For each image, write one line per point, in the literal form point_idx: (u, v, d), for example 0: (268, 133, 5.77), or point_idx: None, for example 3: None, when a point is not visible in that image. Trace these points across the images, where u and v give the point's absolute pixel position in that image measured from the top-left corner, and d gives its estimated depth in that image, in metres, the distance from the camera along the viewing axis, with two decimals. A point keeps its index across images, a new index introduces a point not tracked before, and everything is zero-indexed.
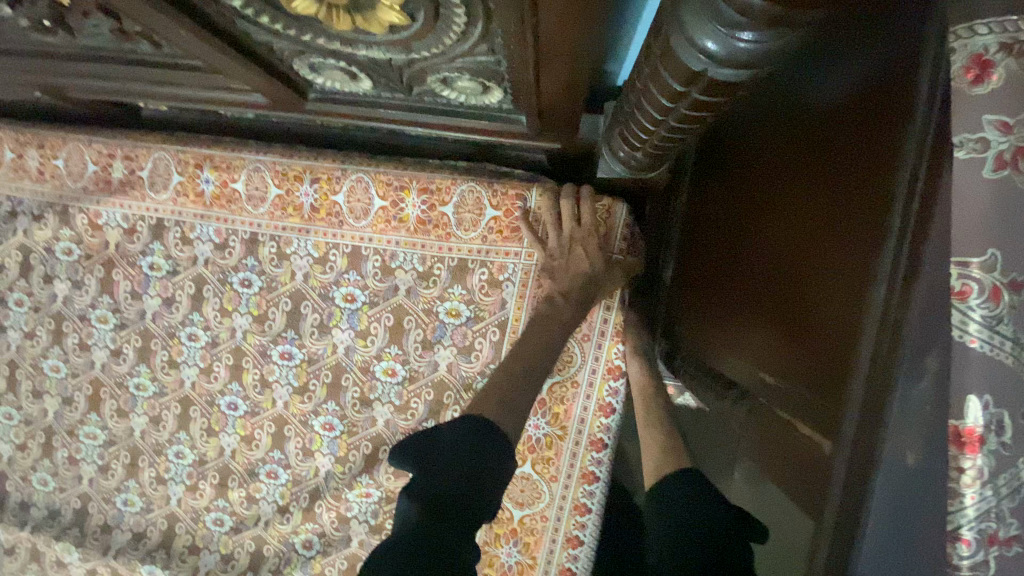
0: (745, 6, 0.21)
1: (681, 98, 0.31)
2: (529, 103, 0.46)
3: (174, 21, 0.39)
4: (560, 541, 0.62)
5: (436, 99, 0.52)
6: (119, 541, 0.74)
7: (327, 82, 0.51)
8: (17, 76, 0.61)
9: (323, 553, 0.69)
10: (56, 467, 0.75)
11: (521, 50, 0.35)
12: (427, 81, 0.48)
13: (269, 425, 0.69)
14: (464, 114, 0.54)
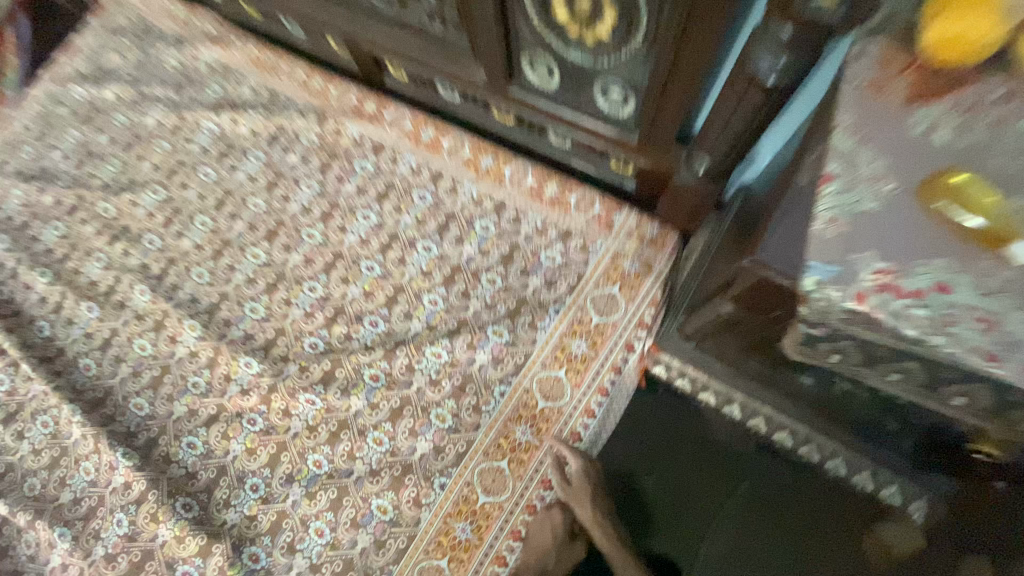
0: (794, 41, 0.49)
1: (746, 105, 0.60)
2: (649, 117, 0.76)
3: (492, 13, 0.73)
4: (567, 431, 0.85)
5: (589, 104, 0.82)
6: (234, 334, 0.95)
7: (531, 75, 0.83)
8: (344, 33, 0.99)
9: (387, 387, 0.89)
10: (216, 268, 0.99)
11: (664, 68, 0.66)
12: (593, 88, 0.78)
13: (389, 289, 0.95)
14: (601, 123, 0.84)
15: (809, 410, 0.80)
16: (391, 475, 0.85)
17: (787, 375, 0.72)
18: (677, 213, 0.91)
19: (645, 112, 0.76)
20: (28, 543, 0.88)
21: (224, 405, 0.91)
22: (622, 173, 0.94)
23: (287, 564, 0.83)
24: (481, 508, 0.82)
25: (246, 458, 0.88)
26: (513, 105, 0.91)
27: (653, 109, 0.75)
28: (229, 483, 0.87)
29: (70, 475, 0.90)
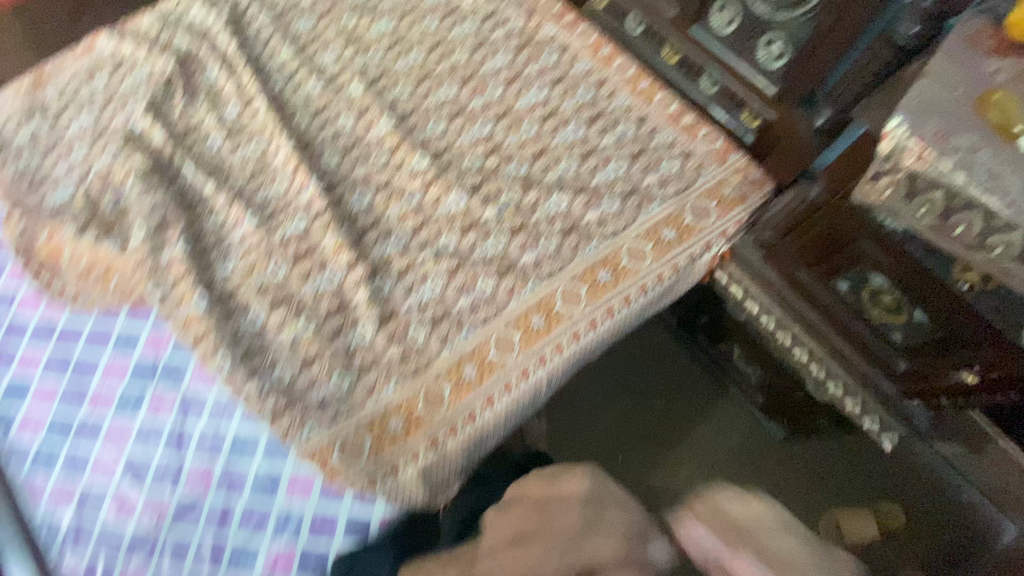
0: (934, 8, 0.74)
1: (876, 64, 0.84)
2: (793, 74, 1.01)
3: None
4: (637, 285, 1.09)
5: (751, 53, 1.08)
6: (415, 136, 1.25)
7: (716, 19, 1.11)
8: None
9: (514, 209, 1.16)
10: (416, 89, 1.30)
11: (825, 26, 0.91)
12: (763, 38, 1.05)
13: (538, 145, 1.21)
14: (753, 72, 1.09)
15: (835, 328, 0.98)
16: (498, 267, 1.12)
17: (824, 286, 0.95)
18: (784, 167, 1.13)
19: (792, 69, 1.01)
20: (218, 216, 1.15)
21: (392, 181, 1.21)
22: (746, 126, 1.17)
23: (404, 297, 1.11)
24: (556, 312, 1.09)
25: (398, 219, 1.17)
26: (684, 44, 1.18)
27: (800, 66, 0.99)
28: (379, 232, 1.16)
29: (265, 185, 1.19)
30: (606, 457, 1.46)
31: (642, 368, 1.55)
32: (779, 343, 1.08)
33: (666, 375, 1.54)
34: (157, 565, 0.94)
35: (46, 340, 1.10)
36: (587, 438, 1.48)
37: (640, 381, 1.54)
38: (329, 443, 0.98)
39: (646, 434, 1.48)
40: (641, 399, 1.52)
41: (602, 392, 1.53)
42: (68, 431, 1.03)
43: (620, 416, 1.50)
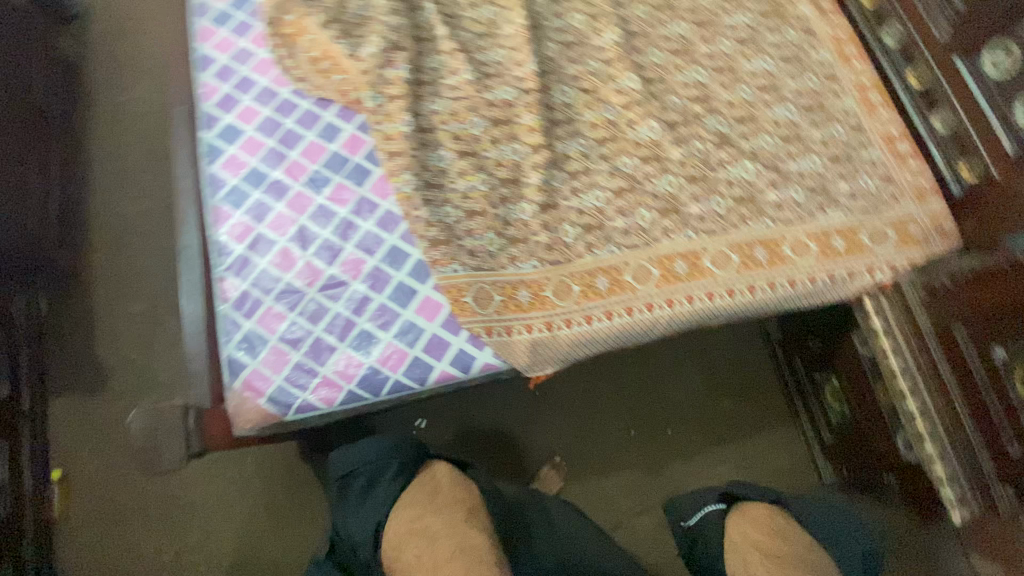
0: None
1: None
2: None
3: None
4: (787, 276, 1.10)
5: (1004, 105, 1.03)
6: (636, 56, 1.26)
7: (986, 58, 1.06)
8: None
9: (702, 160, 1.17)
10: (653, 13, 1.30)
11: None
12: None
13: (747, 112, 1.22)
14: (998, 122, 1.05)
15: (968, 393, 1.00)
16: (663, 206, 1.13)
17: (977, 348, 0.97)
18: (980, 226, 1.10)
19: None
20: (438, 58, 1.22)
21: (598, 89, 1.23)
22: (959, 173, 1.14)
23: (569, 196, 1.14)
24: (701, 266, 1.09)
25: (590, 126, 1.20)
26: (936, 71, 1.15)
27: None
28: (568, 129, 1.19)
29: (486, 48, 1.24)
30: (657, 420, 1.52)
31: (727, 362, 1.58)
32: (893, 385, 1.09)
33: (746, 378, 1.57)
34: (296, 316, 1.06)
35: (265, 102, 1.21)
36: (647, 397, 1.55)
37: (721, 372, 1.57)
38: (466, 286, 1.05)
39: (700, 416, 1.53)
40: (709, 382, 1.56)
41: (683, 368, 1.57)
42: (260, 183, 1.15)
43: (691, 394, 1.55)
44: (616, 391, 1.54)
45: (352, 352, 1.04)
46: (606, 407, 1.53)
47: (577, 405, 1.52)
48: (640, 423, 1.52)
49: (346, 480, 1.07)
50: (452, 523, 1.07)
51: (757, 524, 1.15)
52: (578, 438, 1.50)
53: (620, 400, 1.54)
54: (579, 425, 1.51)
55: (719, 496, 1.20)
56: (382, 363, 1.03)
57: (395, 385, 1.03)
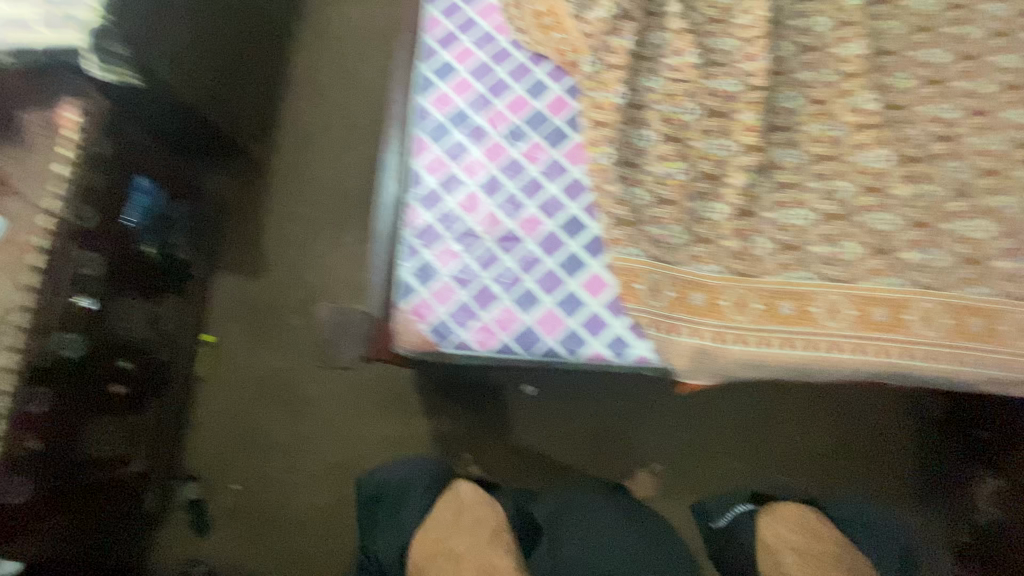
0: None
1: None
2: None
3: None
4: (998, 355, 1.00)
5: None
6: (879, 75, 1.14)
7: None
8: None
9: (929, 205, 1.06)
10: (911, 31, 1.16)
11: None
12: None
13: (996, 163, 1.08)
14: None
15: None
16: (873, 243, 1.05)
17: None
18: None
19: None
20: (665, 35, 1.16)
21: (827, 103, 1.13)
22: None
23: (767, 208, 1.08)
24: (902, 318, 1.01)
25: (810, 139, 1.12)
26: None
27: None
28: (783, 138, 1.12)
29: (717, 34, 1.17)
30: (770, 455, 1.45)
31: (867, 423, 1.46)
32: None
33: (884, 445, 1.45)
34: (469, 258, 1.09)
35: (484, 47, 1.22)
36: (765, 428, 1.47)
37: (857, 432, 1.46)
38: (642, 271, 1.01)
39: (818, 466, 1.44)
40: (838, 433, 1.46)
41: (816, 416, 1.47)
42: (462, 124, 1.17)
43: (815, 447, 1.45)
44: (738, 420, 1.48)
45: (513, 306, 1.04)
46: (722, 433, 1.47)
47: (694, 422, 1.48)
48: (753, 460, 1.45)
49: (374, 503, 1.19)
50: (477, 543, 1.15)
51: (785, 522, 1.21)
52: (686, 452, 1.47)
53: (738, 432, 1.47)
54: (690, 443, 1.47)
55: (746, 499, 1.30)
56: (540, 325, 1.02)
57: (546, 350, 1.02)
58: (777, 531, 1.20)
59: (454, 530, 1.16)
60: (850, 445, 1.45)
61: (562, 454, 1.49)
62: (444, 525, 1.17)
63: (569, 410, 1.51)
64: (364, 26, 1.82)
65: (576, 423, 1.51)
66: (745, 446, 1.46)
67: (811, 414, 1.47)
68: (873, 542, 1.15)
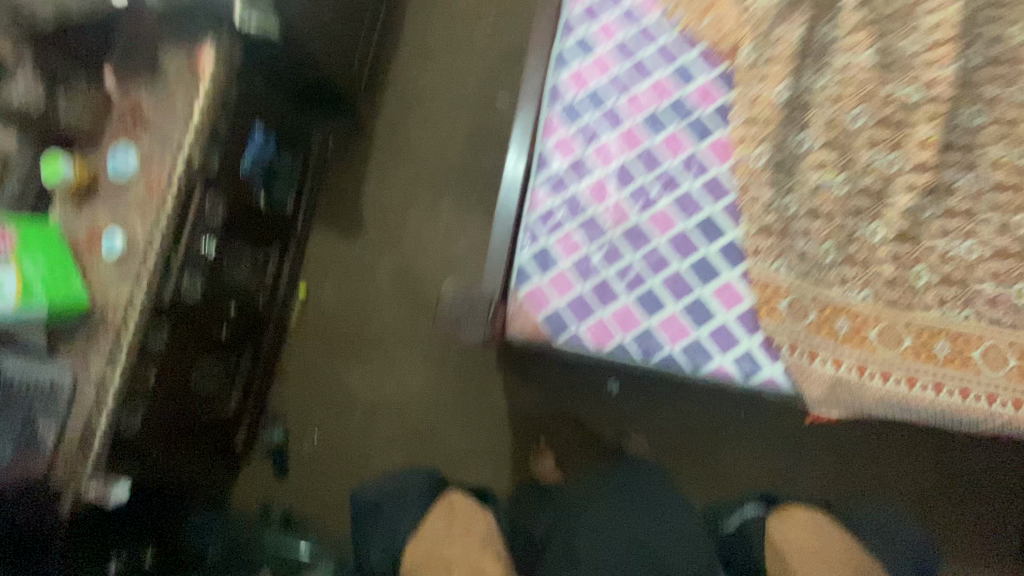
0: None
1: None
2: None
3: None
4: None
5: None
6: None
7: None
8: None
9: None
10: None
11: None
12: None
13: None
14: None
15: None
16: None
17: None
18: None
19: None
20: (837, 26, 1.03)
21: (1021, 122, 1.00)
22: None
23: (932, 234, 0.97)
24: None
25: (992, 161, 0.99)
26: None
27: None
28: (961, 157, 0.99)
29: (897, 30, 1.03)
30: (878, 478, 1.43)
31: (965, 471, 1.43)
32: None
33: (990, 483, 1.43)
34: (592, 249, 1.02)
35: (629, 20, 1.11)
36: (880, 452, 1.44)
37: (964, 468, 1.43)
38: (785, 289, 0.94)
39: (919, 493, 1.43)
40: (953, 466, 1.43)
41: (918, 444, 1.45)
42: (598, 105, 1.09)
43: (908, 486, 1.43)
44: (836, 439, 1.46)
45: (634, 308, 0.98)
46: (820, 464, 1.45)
47: (787, 444, 1.46)
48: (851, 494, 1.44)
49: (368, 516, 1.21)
50: (468, 552, 1.15)
51: (798, 526, 1.20)
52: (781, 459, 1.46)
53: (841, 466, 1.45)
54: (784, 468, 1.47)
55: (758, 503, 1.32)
56: (663, 332, 0.96)
57: (667, 358, 0.96)
58: (784, 534, 1.19)
59: (447, 539, 1.16)
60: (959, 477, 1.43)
61: (657, 442, 1.48)
62: (437, 536, 1.17)
63: (656, 410, 1.49)
64: None
65: (665, 423, 1.49)
66: (838, 475, 1.44)
67: (910, 456, 1.45)
68: (887, 548, 1.18)
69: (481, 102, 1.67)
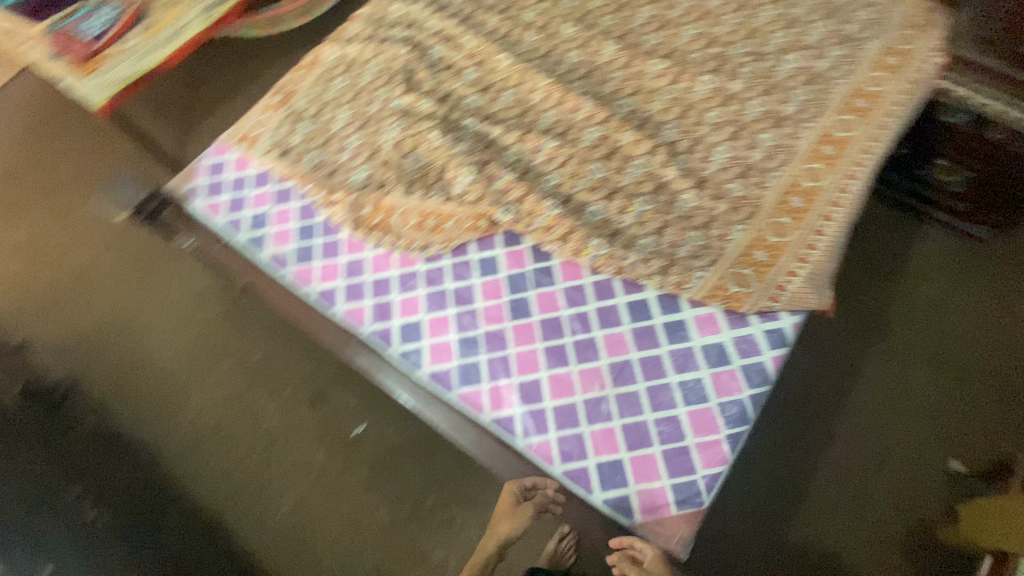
0: None
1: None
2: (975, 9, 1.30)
3: None
4: (892, 103, 1.28)
5: None
6: (643, 49, 1.40)
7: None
8: None
9: (758, 79, 1.32)
10: (622, 19, 1.46)
11: None
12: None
13: (744, 31, 1.41)
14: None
15: (968, 345, 1.48)
16: (772, 122, 1.26)
17: (971, 307, 1.53)
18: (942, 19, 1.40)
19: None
20: (515, 149, 1.26)
21: (642, 85, 1.34)
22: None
23: (704, 165, 1.21)
24: (841, 140, 1.23)
25: (663, 113, 1.29)
26: None
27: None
28: (653, 125, 1.28)
29: (538, 117, 1.31)
30: (909, 428, 1.40)
31: (990, 407, 1.41)
32: (979, 333, 1.50)
33: (1000, 400, 1.42)
34: (623, 420, 0.99)
35: (412, 284, 1.14)
36: (905, 413, 1.42)
37: (979, 396, 1.42)
38: (722, 279, 1.08)
39: (957, 429, 1.39)
40: (962, 401, 1.42)
41: (936, 397, 1.43)
42: (477, 346, 1.07)
43: (935, 431, 1.39)
44: (863, 409, 1.42)
45: (697, 407, 1.00)
46: (921, 398, 1.43)
47: (825, 405, 1.42)
48: (965, 394, 1.43)
49: None
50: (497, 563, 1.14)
51: None
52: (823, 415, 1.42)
53: (934, 373, 1.46)
54: (927, 431, 1.39)
55: None
56: (728, 395, 1.00)
57: (752, 403, 1.00)
58: None
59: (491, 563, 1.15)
60: (970, 407, 1.42)
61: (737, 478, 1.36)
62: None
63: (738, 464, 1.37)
64: (225, 397, 1.56)
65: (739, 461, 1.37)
66: (875, 439, 1.39)
67: (930, 411, 1.41)
68: None
69: (347, 453, 1.47)
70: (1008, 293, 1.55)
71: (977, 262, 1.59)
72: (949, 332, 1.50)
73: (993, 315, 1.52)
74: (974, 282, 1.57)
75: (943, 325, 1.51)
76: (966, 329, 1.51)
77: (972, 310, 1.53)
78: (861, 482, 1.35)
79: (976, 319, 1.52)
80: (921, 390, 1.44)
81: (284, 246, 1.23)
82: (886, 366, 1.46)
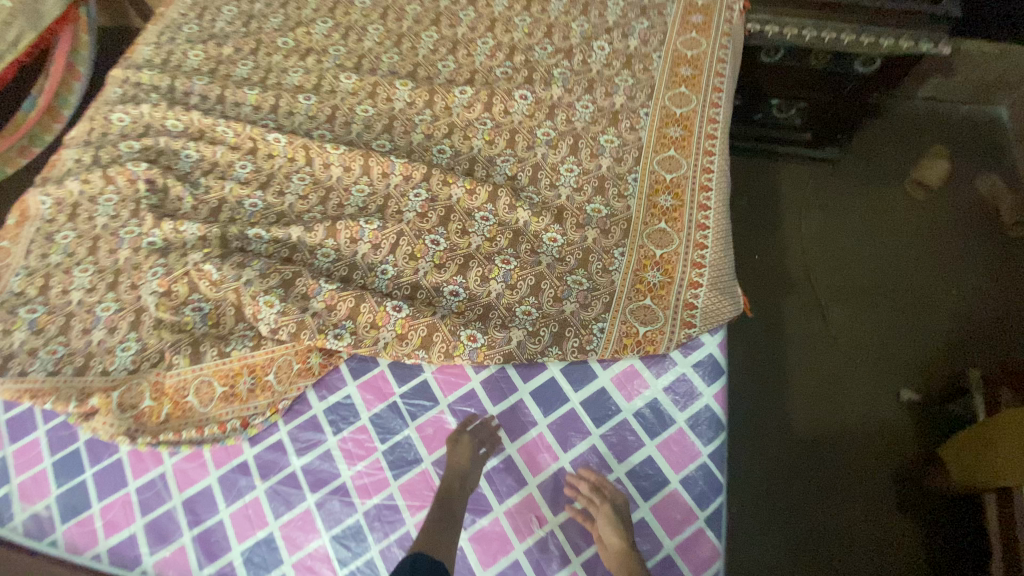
0: None
1: None
2: None
3: None
4: (716, 60, 1.17)
5: None
6: (440, 79, 1.18)
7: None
8: None
9: (574, 76, 1.16)
10: (404, 52, 1.23)
11: None
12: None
13: (541, 29, 1.25)
14: None
15: (868, 266, 1.45)
16: (608, 118, 1.09)
17: (855, 226, 1.51)
18: None
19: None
20: (327, 248, 0.96)
21: (454, 121, 1.12)
22: None
23: (554, 192, 1.01)
24: (683, 116, 1.09)
25: (489, 146, 1.08)
26: None
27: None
28: (482, 164, 1.06)
29: (345, 198, 1.03)
30: (853, 374, 1.31)
31: (910, 321, 1.37)
32: (871, 250, 1.48)
33: (916, 311, 1.39)
34: (583, 557, 0.74)
35: (244, 485, 0.81)
36: (843, 359, 1.33)
37: (896, 314, 1.39)
38: (625, 324, 0.88)
39: (893, 356, 1.33)
40: (884, 324, 1.37)
41: (863, 330, 1.37)
42: (361, 537, 0.77)
43: (876, 367, 1.32)
44: (806, 371, 1.32)
45: (657, 498, 0.78)
46: (852, 339, 1.36)
47: (772, 384, 1.31)
48: (886, 318, 1.38)
49: None
50: None
51: None
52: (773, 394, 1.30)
53: (852, 308, 1.40)
54: (873, 371, 1.31)
55: None
56: (685, 465, 0.79)
57: (715, 462, 0.80)
58: None
59: None
60: (894, 327, 1.37)
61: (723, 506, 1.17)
62: None
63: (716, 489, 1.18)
64: None
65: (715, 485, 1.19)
66: (828, 399, 1.29)
67: (863, 349, 1.34)
68: None
69: None
70: (879, 202, 1.55)
71: (842, 180, 1.58)
72: (845, 259, 1.47)
73: (876, 227, 1.51)
74: (847, 200, 1.56)
75: (838, 254, 1.47)
76: (858, 250, 1.48)
77: (856, 229, 1.51)
78: (835, 453, 1.23)
79: (863, 237, 1.50)
80: (847, 329, 1.37)
81: (38, 502, 0.83)
82: (808, 318, 1.38)
